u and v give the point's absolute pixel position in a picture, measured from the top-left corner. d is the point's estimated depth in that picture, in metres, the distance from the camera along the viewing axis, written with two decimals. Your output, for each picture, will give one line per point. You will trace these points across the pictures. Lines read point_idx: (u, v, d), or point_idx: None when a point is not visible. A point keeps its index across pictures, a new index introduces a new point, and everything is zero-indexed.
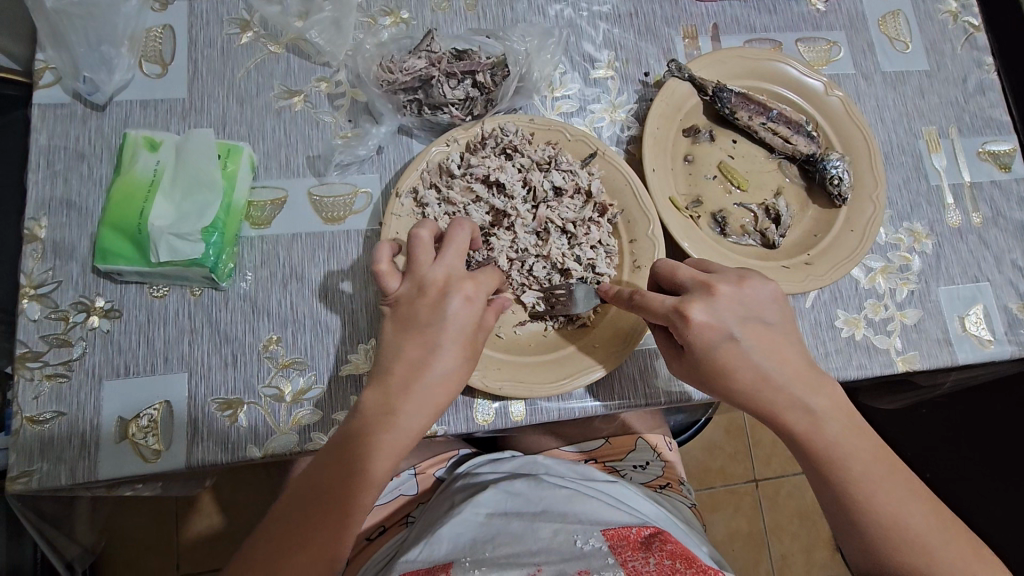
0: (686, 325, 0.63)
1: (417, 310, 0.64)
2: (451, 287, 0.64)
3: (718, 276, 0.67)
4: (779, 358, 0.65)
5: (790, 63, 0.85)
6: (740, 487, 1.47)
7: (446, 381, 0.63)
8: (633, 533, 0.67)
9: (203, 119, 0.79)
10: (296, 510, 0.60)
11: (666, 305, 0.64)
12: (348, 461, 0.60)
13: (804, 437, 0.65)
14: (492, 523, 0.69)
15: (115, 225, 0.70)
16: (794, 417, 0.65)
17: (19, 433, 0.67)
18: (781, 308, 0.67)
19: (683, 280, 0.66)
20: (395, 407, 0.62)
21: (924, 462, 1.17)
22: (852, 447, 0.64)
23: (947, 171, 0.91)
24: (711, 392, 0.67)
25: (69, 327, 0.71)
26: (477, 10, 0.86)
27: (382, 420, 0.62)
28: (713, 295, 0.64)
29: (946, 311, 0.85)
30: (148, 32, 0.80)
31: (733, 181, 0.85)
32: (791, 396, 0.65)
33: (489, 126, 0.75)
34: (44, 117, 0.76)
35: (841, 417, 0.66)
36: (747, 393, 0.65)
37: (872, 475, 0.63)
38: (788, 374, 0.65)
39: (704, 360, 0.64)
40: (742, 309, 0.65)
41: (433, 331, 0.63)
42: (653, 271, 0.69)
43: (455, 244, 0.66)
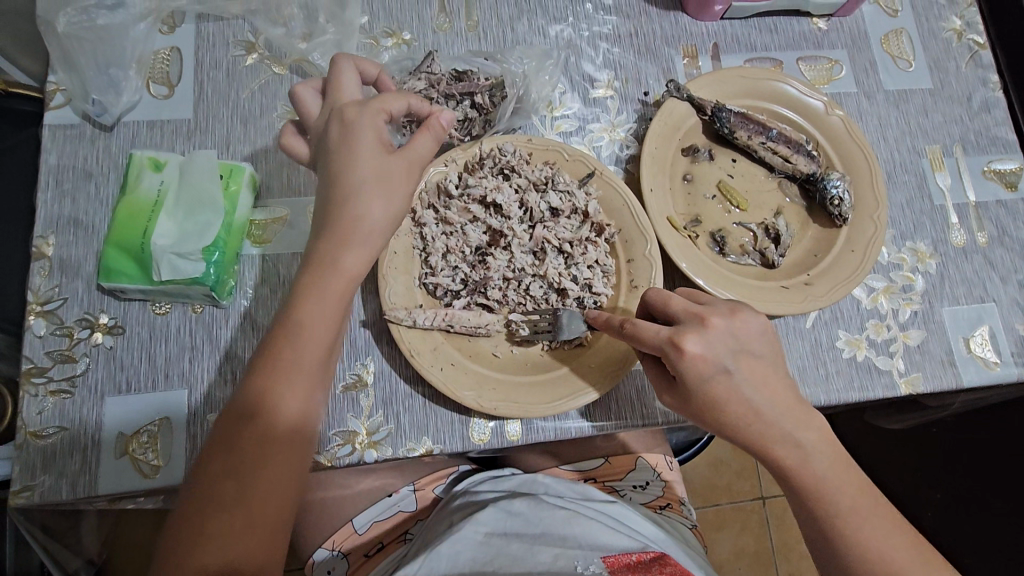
0: (681, 357, 0.63)
1: (323, 148, 0.65)
2: (332, 119, 0.65)
3: (710, 307, 0.67)
4: (770, 390, 0.65)
5: (790, 81, 0.85)
6: (747, 504, 1.45)
7: (365, 212, 0.63)
8: (633, 559, 0.67)
9: (208, 139, 0.80)
10: (230, 480, 0.56)
11: (660, 337, 0.64)
12: (268, 442, 0.58)
13: (791, 469, 0.65)
14: (490, 542, 0.69)
15: (119, 244, 0.71)
16: (782, 450, 0.65)
17: (23, 447, 0.68)
18: (768, 340, 0.67)
19: (675, 311, 0.66)
20: (314, 268, 0.62)
21: (936, 481, 1.16)
22: (836, 480, 0.65)
23: (952, 190, 0.90)
24: (702, 423, 0.67)
25: (74, 344, 0.72)
26: (478, 31, 0.88)
27: (302, 296, 0.61)
28: (706, 326, 0.64)
29: (951, 332, 0.84)
30: (156, 54, 0.82)
31: (732, 200, 0.84)
32: (779, 428, 0.65)
33: (487, 147, 0.76)
34: (55, 137, 0.78)
35: (825, 449, 0.66)
36: (739, 426, 0.65)
37: (858, 507, 0.64)
38: (776, 404, 0.65)
39: (698, 393, 0.64)
40: (734, 342, 0.65)
41: (332, 160, 0.63)
42: (645, 300, 0.69)
43: (337, 84, 0.67)
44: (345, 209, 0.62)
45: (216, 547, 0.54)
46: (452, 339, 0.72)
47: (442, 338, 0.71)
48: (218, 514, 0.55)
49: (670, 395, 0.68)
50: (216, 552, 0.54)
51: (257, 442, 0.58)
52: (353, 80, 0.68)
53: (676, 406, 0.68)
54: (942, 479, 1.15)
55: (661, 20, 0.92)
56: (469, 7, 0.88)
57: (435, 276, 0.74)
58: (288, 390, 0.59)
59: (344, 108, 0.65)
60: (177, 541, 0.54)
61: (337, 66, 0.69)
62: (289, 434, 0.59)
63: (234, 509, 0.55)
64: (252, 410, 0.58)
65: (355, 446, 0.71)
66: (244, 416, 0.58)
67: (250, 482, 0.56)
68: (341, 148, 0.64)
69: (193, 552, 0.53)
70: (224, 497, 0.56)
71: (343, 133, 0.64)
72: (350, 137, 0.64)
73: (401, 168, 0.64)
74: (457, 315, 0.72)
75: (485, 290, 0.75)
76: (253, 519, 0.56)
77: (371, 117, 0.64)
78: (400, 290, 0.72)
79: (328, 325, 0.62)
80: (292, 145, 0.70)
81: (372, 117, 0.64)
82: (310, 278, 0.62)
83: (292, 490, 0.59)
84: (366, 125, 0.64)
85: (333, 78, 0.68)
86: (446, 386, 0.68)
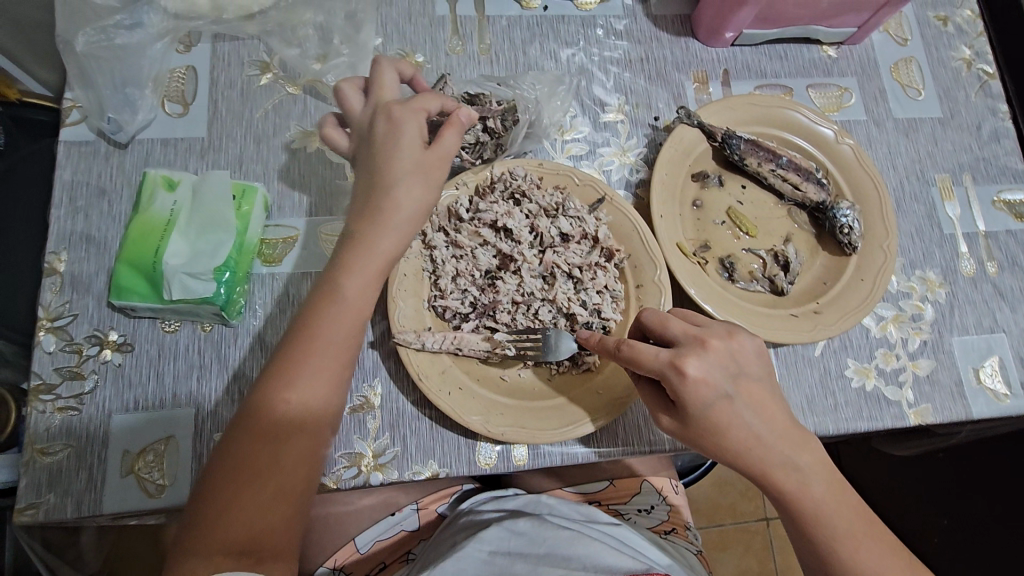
0: (681, 380, 0.62)
1: (365, 142, 0.67)
2: (379, 114, 0.67)
3: (709, 329, 0.66)
4: (768, 413, 0.65)
5: (801, 110, 0.86)
6: (751, 526, 1.44)
7: (404, 203, 0.65)
8: None
9: (221, 157, 0.81)
10: (256, 457, 0.58)
11: (660, 360, 0.63)
12: (292, 429, 0.60)
13: (790, 493, 0.65)
14: (495, 561, 0.68)
15: (131, 262, 0.72)
16: (782, 476, 0.64)
17: (29, 464, 0.67)
18: (763, 362, 0.67)
19: (673, 334, 0.65)
20: (350, 255, 0.64)
21: (943, 507, 1.15)
22: (832, 504, 0.64)
23: (962, 219, 0.90)
24: (703, 448, 0.65)
25: (82, 360, 0.72)
26: (490, 54, 0.89)
27: (338, 279, 0.64)
28: (705, 348, 0.63)
29: (960, 363, 0.83)
30: (172, 73, 0.83)
31: (741, 227, 0.85)
32: (778, 453, 0.64)
33: (498, 171, 0.77)
34: (70, 153, 0.79)
35: (822, 472, 0.65)
36: (738, 451, 0.64)
37: (855, 530, 0.64)
38: (774, 428, 0.65)
39: (698, 417, 0.63)
40: (733, 366, 0.64)
41: (376, 154, 0.66)
42: (642, 321, 0.68)
43: (380, 84, 0.69)
44: (384, 197, 0.65)
45: (242, 520, 0.56)
46: (460, 362, 0.72)
47: (450, 361, 0.71)
48: (243, 487, 0.57)
49: (669, 418, 0.66)
50: (240, 525, 0.55)
51: (282, 428, 0.60)
52: (394, 81, 0.70)
53: (676, 431, 0.66)
54: (949, 506, 1.13)
55: (672, 45, 0.92)
56: (482, 30, 0.89)
57: (445, 299, 0.74)
58: (315, 381, 0.61)
59: (390, 106, 0.67)
60: (204, 509, 0.56)
61: (378, 66, 0.71)
62: (316, 412, 0.61)
63: (259, 487, 0.57)
64: (277, 398, 0.60)
65: (361, 468, 0.71)
66: (269, 403, 0.60)
67: (275, 456, 0.58)
68: (385, 142, 0.66)
69: (218, 524, 0.55)
70: (250, 473, 0.57)
71: (389, 129, 0.66)
72: (395, 132, 0.66)
73: (439, 164, 0.67)
74: (465, 338, 0.72)
75: (495, 313, 0.75)
76: (276, 497, 0.58)
77: (415, 115, 0.66)
78: (409, 312, 0.72)
79: (360, 310, 0.64)
80: (331, 138, 0.71)
81: (417, 118, 0.67)
82: (346, 263, 0.64)
83: (312, 468, 0.60)
84: (412, 125, 0.66)
85: (375, 75, 0.70)
86: (453, 410, 0.67)
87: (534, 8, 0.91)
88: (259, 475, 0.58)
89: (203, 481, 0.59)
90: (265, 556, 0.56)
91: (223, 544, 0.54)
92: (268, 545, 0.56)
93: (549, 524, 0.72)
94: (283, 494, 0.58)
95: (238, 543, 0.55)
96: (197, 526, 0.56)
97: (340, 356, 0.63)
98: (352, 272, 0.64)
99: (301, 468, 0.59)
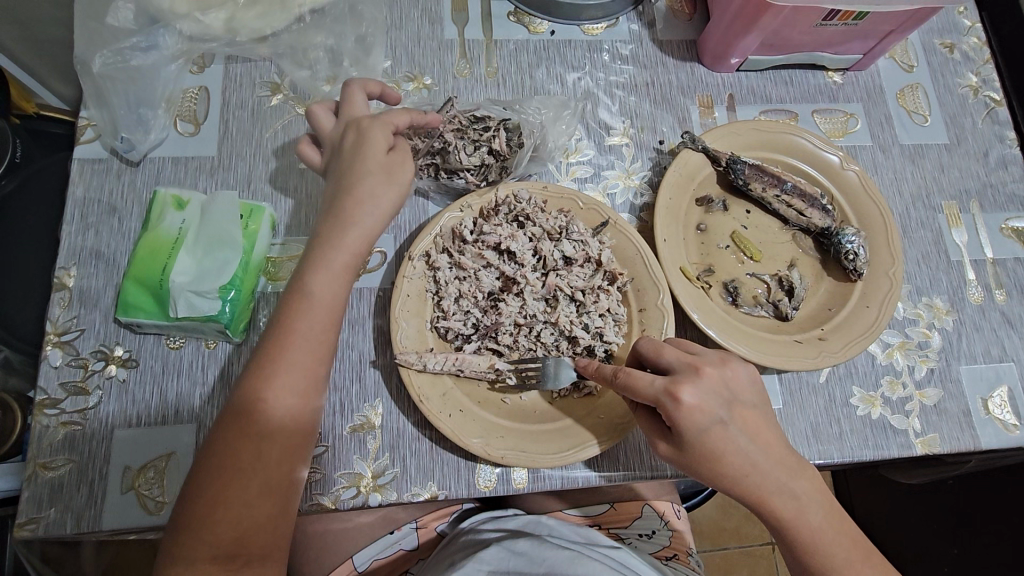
0: (677, 407, 0.61)
1: (336, 154, 0.69)
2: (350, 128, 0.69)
3: (701, 355, 0.66)
4: (763, 440, 0.64)
5: (806, 136, 0.86)
6: (757, 550, 1.41)
7: (375, 206, 0.66)
8: None
9: (231, 176, 0.82)
10: (236, 462, 0.58)
11: (654, 387, 0.62)
12: (269, 433, 0.60)
13: (787, 520, 0.63)
14: None
15: (138, 280, 0.73)
16: (779, 503, 0.63)
17: (31, 478, 0.68)
18: (758, 387, 0.67)
19: (668, 361, 0.65)
20: (318, 252, 0.64)
21: (952, 536, 1.12)
22: (830, 532, 0.64)
23: (969, 246, 0.90)
24: (699, 474, 0.64)
25: (87, 375, 0.73)
26: (498, 77, 0.90)
27: (305, 277, 0.64)
28: (700, 375, 0.63)
29: (968, 392, 0.82)
30: (184, 93, 0.84)
31: (746, 251, 0.84)
32: (775, 479, 0.63)
33: (503, 193, 0.78)
34: (82, 171, 0.81)
35: (819, 498, 0.64)
36: (736, 477, 0.63)
37: (852, 559, 0.63)
38: (771, 454, 0.64)
39: (695, 443, 0.62)
40: (727, 392, 0.64)
41: (344, 162, 0.67)
42: (637, 347, 0.68)
43: (350, 101, 0.71)
44: (349, 196, 0.65)
45: (225, 524, 0.57)
46: (461, 384, 0.72)
47: (451, 382, 0.71)
48: (224, 488, 0.58)
49: (665, 445, 0.66)
50: (224, 529, 0.57)
51: (257, 431, 0.60)
52: (364, 100, 0.72)
53: (673, 457, 0.65)
54: (959, 536, 1.10)
55: (677, 70, 0.93)
56: (489, 54, 0.91)
57: (447, 320, 0.74)
58: (291, 381, 0.61)
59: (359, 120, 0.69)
60: (188, 515, 0.57)
61: (348, 86, 0.73)
62: (293, 413, 0.61)
63: (241, 492, 0.58)
64: (254, 401, 0.60)
65: (360, 488, 0.71)
66: (246, 408, 0.60)
67: (253, 457, 0.59)
68: (352, 150, 0.67)
69: (202, 528, 0.57)
70: (231, 478, 0.58)
71: (356, 140, 0.68)
72: (360, 141, 0.67)
73: (405, 168, 0.69)
74: (467, 359, 0.72)
75: (497, 335, 0.75)
76: (256, 500, 0.59)
77: (383, 126, 0.68)
78: (412, 333, 0.72)
79: (330, 307, 0.64)
80: (306, 155, 0.73)
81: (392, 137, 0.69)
82: (314, 261, 0.64)
83: (290, 468, 0.61)
84: (379, 135, 0.67)
85: (346, 98, 0.72)
86: (454, 432, 0.67)
87: (541, 33, 0.93)
88: (239, 479, 0.58)
89: (186, 485, 0.60)
90: (251, 559, 0.58)
91: (210, 550, 0.56)
92: (255, 548, 0.59)
93: (549, 543, 0.70)
94: (264, 497, 0.59)
95: (229, 544, 0.57)
96: (182, 532, 0.57)
97: (313, 357, 0.63)
98: (320, 269, 0.64)
99: (280, 472, 0.60)
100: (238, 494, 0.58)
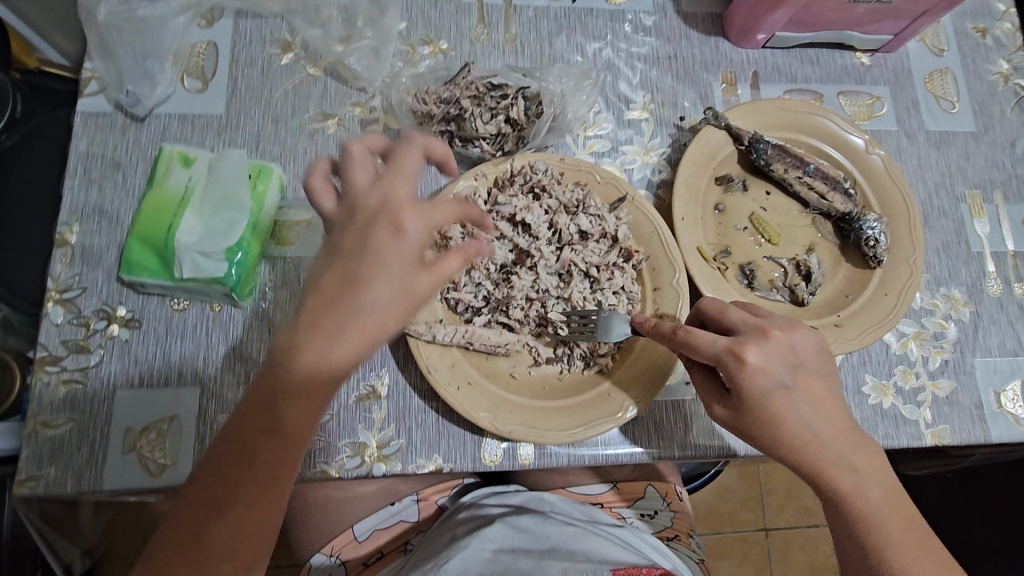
0: (740, 367, 0.60)
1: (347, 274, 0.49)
2: (382, 215, 0.49)
3: (769, 319, 0.64)
4: (826, 412, 0.63)
5: (832, 117, 0.83)
6: (750, 535, 1.42)
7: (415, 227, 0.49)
8: (644, 572, 0.62)
9: (238, 136, 0.80)
10: (264, 438, 0.51)
11: (717, 346, 0.61)
12: (318, 388, 0.49)
13: (845, 492, 0.63)
14: (498, 560, 0.65)
15: (141, 238, 0.71)
16: (837, 474, 0.63)
17: (31, 436, 0.67)
18: (823, 357, 0.65)
19: (733, 321, 0.64)
20: (364, 271, 0.48)
21: (946, 527, 1.13)
22: (886, 508, 0.63)
23: (991, 237, 0.88)
24: (757, 442, 0.64)
25: (89, 334, 0.71)
26: (516, 44, 0.87)
27: (350, 302, 0.48)
28: (767, 338, 0.61)
29: (982, 385, 0.81)
30: (193, 48, 0.81)
31: (764, 233, 0.83)
32: (834, 452, 0.63)
33: (519, 163, 0.75)
34: (86, 124, 0.78)
35: (876, 473, 0.64)
36: (794, 447, 0.62)
37: (906, 535, 0.63)
38: (832, 425, 0.63)
39: (757, 407, 0.61)
40: (793, 357, 0.62)
41: (382, 191, 0.50)
42: (700, 307, 0.67)
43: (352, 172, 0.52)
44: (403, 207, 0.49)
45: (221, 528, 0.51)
46: (470, 356, 0.70)
47: (461, 355, 0.70)
48: (231, 490, 0.51)
49: (721, 408, 0.65)
50: (221, 534, 0.51)
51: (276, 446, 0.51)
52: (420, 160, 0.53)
53: (728, 420, 0.65)
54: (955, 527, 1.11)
55: (702, 45, 0.90)
56: (508, 20, 0.88)
57: (458, 292, 0.73)
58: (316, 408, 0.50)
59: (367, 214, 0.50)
60: (191, 507, 0.52)
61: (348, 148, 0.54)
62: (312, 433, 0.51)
63: (248, 499, 0.51)
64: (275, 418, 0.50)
65: (364, 458, 0.70)
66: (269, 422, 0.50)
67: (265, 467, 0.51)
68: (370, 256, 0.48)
69: (200, 526, 0.51)
70: (241, 480, 0.51)
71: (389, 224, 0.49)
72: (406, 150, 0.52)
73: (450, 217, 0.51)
74: (477, 332, 0.70)
75: (508, 309, 0.74)
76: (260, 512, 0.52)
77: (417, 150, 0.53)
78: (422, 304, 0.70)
79: (372, 335, 0.48)
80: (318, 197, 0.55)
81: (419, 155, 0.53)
82: (359, 282, 0.48)
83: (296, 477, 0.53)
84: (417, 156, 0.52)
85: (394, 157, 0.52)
86: (462, 406, 0.66)
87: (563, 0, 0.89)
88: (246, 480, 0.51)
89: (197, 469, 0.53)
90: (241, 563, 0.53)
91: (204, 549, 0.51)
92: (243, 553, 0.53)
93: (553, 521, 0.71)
94: (267, 506, 0.53)
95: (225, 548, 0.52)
96: (183, 522, 0.52)
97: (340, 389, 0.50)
98: (366, 292, 0.48)
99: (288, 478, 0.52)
100: (244, 502, 0.51)
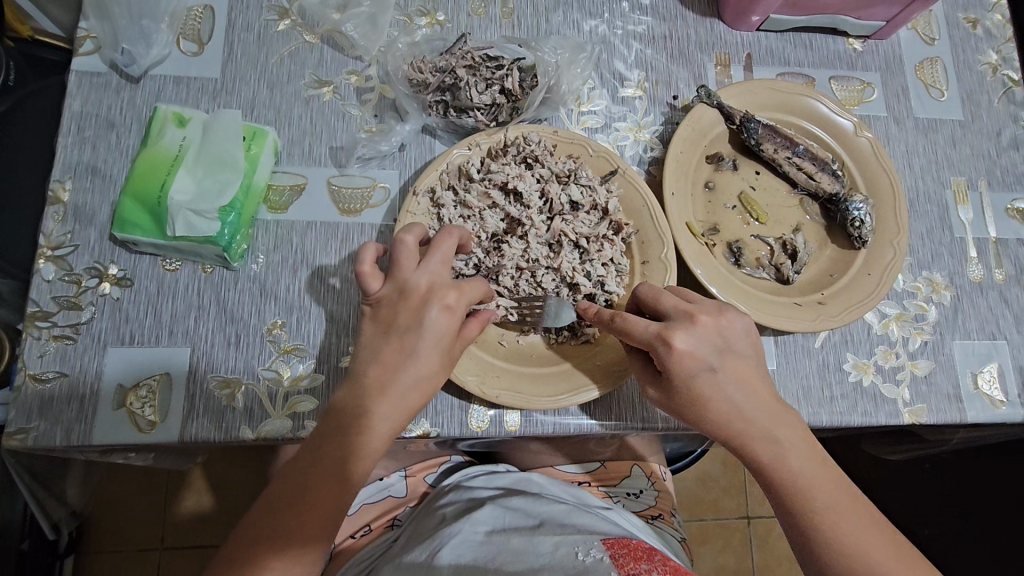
0: (668, 353, 0.63)
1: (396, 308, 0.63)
2: (432, 296, 0.63)
3: (699, 304, 0.67)
4: (752, 389, 0.66)
5: (822, 99, 0.84)
6: (732, 523, 1.45)
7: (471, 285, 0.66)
8: (633, 543, 0.64)
9: (233, 100, 0.80)
10: (336, 430, 0.61)
11: (649, 331, 0.63)
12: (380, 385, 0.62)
13: (771, 466, 0.64)
14: (491, 541, 0.65)
15: (136, 196, 0.72)
16: (761, 449, 0.65)
17: (21, 389, 0.67)
18: (752, 340, 0.68)
19: (666, 308, 0.66)
20: (415, 287, 0.63)
21: (923, 517, 1.18)
22: (827, 485, 0.64)
23: (974, 224, 0.90)
24: (685, 419, 0.66)
25: (81, 291, 0.72)
26: (513, 19, 0.87)
27: (407, 317, 0.63)
28: (695, 323, 0.64)
29: (959, 366, 0.83)
30: (189, 10, 0.81)
31: (752, 212, 0.84)
32: (760, 427, 0.64)
33: (513, 134, 0.76)
34: (81, 83, 0.78)
35: (802, 448, 0.65)
36: (720, 423, 0.65)
37: (852, 515, 0.62)
38: (757, 401, 0.65)
39: (684, 387, 0.64)
40: (721, 342, 0.65)
41: (430, 251, 0.65)
42: (638, 295, 0.69)
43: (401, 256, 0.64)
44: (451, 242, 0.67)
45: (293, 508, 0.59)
46: None
47: None
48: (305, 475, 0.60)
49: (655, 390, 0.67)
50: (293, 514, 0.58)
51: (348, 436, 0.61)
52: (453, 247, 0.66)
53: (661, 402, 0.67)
54: (932, 517, 1.16)
55: (697, 25, 0.91)
56: None
57: None
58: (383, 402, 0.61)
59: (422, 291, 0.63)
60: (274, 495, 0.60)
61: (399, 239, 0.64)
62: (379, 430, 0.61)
63: (317, 483, 0.59)
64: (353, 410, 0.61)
65: None
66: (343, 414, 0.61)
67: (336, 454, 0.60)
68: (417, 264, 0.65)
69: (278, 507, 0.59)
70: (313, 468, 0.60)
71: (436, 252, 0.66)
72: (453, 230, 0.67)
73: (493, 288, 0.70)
74: None
75: (497, 277, 0.75)
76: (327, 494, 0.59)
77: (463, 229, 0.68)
78: None
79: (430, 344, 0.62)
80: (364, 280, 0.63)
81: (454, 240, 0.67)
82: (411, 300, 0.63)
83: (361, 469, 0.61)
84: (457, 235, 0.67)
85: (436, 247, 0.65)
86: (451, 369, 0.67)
87: None
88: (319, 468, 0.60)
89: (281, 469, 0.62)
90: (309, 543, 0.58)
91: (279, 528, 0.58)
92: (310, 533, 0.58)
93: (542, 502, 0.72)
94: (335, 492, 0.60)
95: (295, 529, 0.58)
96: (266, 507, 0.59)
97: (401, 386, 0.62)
98: (422, 306, 0.63)
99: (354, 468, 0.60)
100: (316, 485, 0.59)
